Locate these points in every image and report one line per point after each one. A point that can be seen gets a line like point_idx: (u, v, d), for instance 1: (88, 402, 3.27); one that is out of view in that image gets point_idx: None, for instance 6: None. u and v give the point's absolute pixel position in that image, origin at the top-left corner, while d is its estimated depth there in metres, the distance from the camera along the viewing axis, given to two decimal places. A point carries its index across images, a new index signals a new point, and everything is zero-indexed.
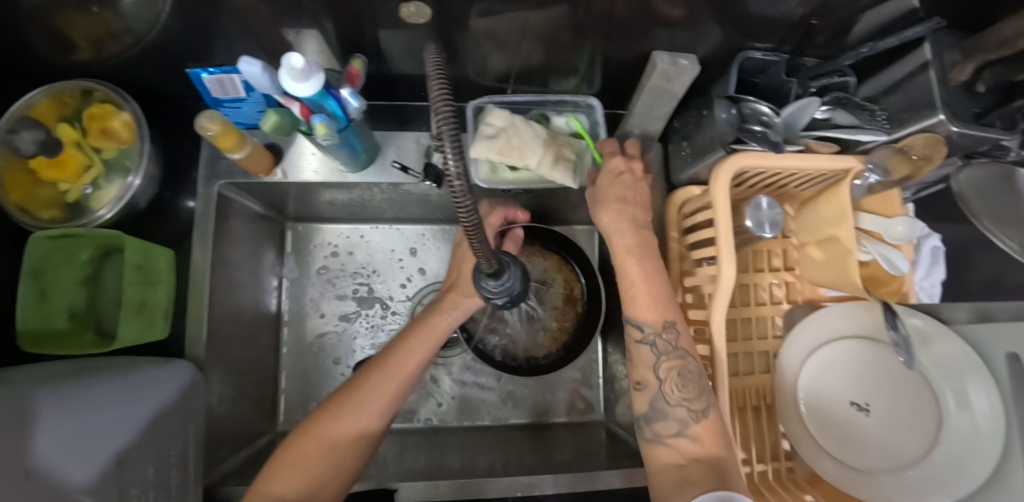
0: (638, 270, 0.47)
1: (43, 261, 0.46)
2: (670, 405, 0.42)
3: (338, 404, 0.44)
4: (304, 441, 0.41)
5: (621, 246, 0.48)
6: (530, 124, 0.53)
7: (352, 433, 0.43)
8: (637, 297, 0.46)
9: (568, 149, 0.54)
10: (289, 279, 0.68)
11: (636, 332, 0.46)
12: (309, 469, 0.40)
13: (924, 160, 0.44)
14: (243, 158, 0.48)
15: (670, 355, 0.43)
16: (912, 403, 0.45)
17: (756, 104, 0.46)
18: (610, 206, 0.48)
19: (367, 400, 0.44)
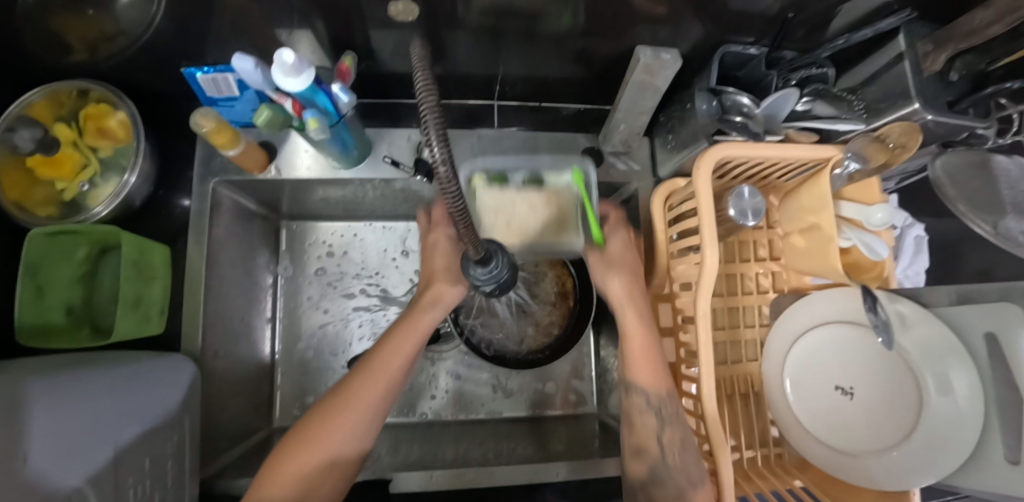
0: (642, 337, 0.50)
1: (41, 258, 0.46)
2: (670, 474, 0.44)
3: (330, 407, 0.43)
4: (296, 452, 0.40)
5: (629, 315, 0.51)
6: (523, 196, 0.50)
7: (346, 435, 0.42)
8: (637, 364, 0.49)
9: (567, 214, 0.51)
10: (284, 277, 0.68)
11: (639, 401, 0.48)
12: (304, 474, 0.40)
13: (901, 148, 0.45)
14: (237, 155, 0.49)
15: (674, 424, 0.46)
16: (897, 386, 0.45)
17: (737, 96, 0.46)
18: (620, 275, 0.53)
19: (357, 401, 0.43)
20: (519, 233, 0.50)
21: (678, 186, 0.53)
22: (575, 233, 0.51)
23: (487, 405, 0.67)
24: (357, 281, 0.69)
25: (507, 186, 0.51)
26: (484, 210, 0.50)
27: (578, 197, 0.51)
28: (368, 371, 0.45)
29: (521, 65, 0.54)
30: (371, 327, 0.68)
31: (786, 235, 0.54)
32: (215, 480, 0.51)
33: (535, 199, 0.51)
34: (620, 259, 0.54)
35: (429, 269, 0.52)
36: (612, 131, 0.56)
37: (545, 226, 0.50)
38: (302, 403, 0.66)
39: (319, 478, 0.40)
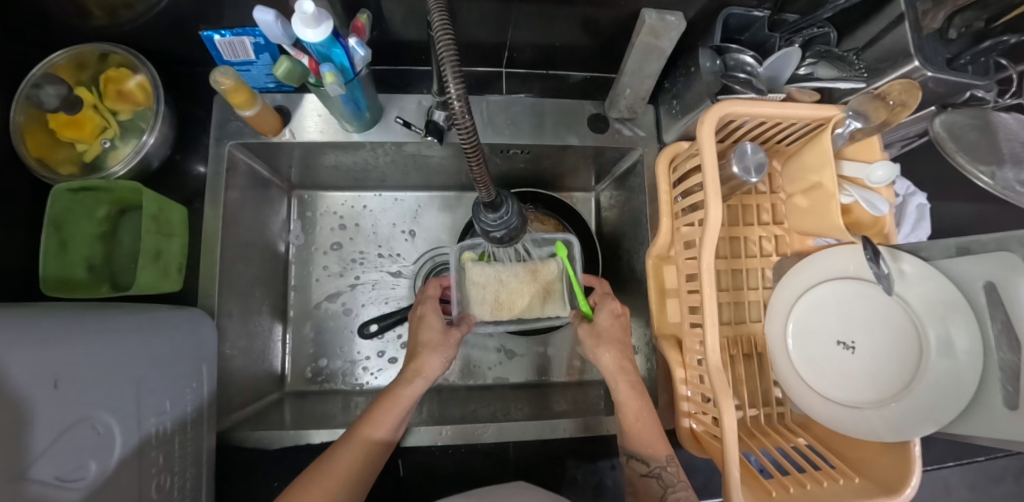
0: (639, 409, 0.49)
1: (64, 213, 0.48)
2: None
3: (309, 479, 0.41)
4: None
5: (625, 385, 0.50)
6: (509, 267, 0.59)
7: None
8: (634, 433, 0.49)
9: (550, 284, 0.59)
10: (296, 245, 0.70)
11: (642, 466, 0.48)
12: None
13: (900, 106, 0.45)
14: (253, 116, 0.50)
15: (678, 488, 0.45)
16: (898, 339, 0.46)
17: (740, 55, 0.48)
18: (613, 346, 0.52)
19: (331, 480, 0.41)
20: (508, 304, 0.58)
21: (682, 148, 0.54)
22: (561, 305, 0.59)
23: (494, 372, 0.68)
24: (366, 250, 0.70)
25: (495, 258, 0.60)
26: (476, 285, 0.58)
27: (560, 269, 0.60)
28: (349, 447, 0.44)
29: (528, 34, 0.55)
30: (380, 296, 0.69)
31: (789, 197, 0.55)
32: (229, 433, 0.53)
33: (522, 272, 0.59)
34: (610, 332, 0.53)
35: (421, 343, 0.52)
36: (619, 97, 0.57)
37: (533, 298, 0.58)
38: (313, 367, 0.67)
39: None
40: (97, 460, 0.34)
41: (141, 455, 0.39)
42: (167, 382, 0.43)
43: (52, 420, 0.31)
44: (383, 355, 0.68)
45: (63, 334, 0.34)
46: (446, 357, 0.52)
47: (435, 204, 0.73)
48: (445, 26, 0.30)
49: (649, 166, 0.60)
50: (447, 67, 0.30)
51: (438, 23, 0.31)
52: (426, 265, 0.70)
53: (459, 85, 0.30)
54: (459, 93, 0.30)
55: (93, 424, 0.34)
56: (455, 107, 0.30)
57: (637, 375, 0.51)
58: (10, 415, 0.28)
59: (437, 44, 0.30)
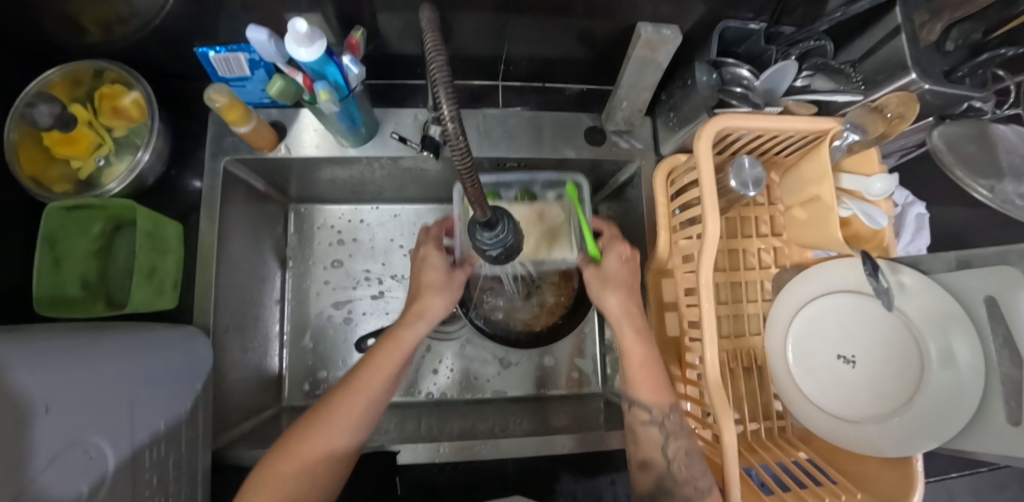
0: (643, 353, 0.48)
1: (58, 230, 0.47)
2: (677, 482, 0.43)
3: (316, 418, 0.43)
4: (283, 455, 0.41)
5: (629, 329, 0.50)
6: (514, 209, 0.57)
7: (322, 451, 0.42)
8: (637, 377, 0.48)
9: (557, 223, 0.57)
10: (293, 258, 0.69)
11: (643, 414, 0.47)
12: (280, 489, 0.39)
13: (899, 118, 0.45)
14: (248, 132, 0.50)
15: (678, 437, 0.45)
16: (899, 355, 0.46)
17: (737, 68, 0.47)
18: (618, 290, 0.52)
19: (341, 422, 0.43)
20: None
21: (680, 161, 0.54)
22: (568, 248, 0.57)
23: (492, 384, 0.68)
24: (363, 264, 0.70)
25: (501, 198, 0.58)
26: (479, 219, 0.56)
27: (568, 211, 0.58)
28: (353, 387, 0.44)
29: (524, 46, 0.55)
30: (377, 309, 0.69)
31: (787, 209, 0.54)
32: (224, 451, 0.52)
33: (528, 214, 0.57)
34: (619, 277, 0.53)
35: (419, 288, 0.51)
36: (615, 109, 0.57)
37: (538, 240, 0.56)
38: (311, 380, 0.67)
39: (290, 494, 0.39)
40: (91, 487, 0.33)
41: (133, 478, 0.38)
42: (159, 403, 0.42)
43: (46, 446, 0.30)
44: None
45: (59, 360, 0.35)
46: (451, 299, 0.51)
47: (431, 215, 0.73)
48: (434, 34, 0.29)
49: (646, 179, 0.59)
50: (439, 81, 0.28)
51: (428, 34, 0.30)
52: None
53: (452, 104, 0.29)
54: (451, 114, 0.28)
55: (86, 449, 0.33)
56: (448, 127, 0.29)
57: (641, 320, 0.51)
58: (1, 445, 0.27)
59: (427, 62, 0.28)
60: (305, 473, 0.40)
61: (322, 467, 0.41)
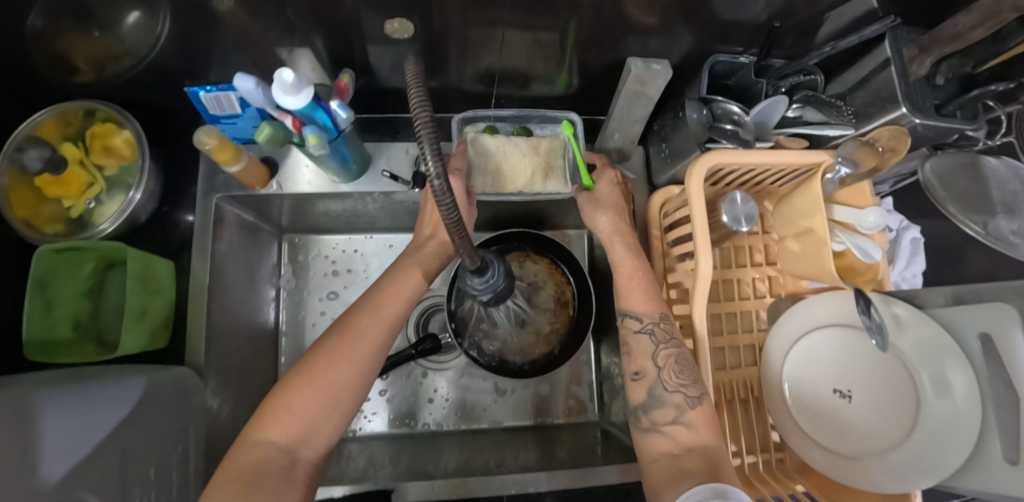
0: (635, 266, 0.49)
1: (48, 272, 0.47)
2: (667, 392, 0.42)
3: (334, 342, 0.41)
4: (303, 378, 0.38)
5: (620, 245, 0.50)
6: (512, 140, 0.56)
7: (350, 375, 0.40)
8: (630, 290, 0.48)
9: (554, 157, 0.56)
10: (286, 289, 0.69)
11: (634, 323, 0.46)
12: (300, 412, 0.37)
13: (890, 152, 0.45)
14: (239, 171, 0.50)
15: (667, 343, 0.44)
16: (894, 390, 0.46)
17: (727, 104, 0.48)
18: (610, 211, 0.52)
19: (364, 344, 0.41)
20: (508, 176, 0.55)
21: (673, 193, 0.54)
22: (562, 181, 0.56)
23: (489, 413, 0.68)
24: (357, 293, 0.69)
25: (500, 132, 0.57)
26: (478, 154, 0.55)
27: (563, 145, 0.57)
28: (371, 310, 0.43)
29: (515, 77, 0.55)
30: None
31: (780, 240, 0.54)
32: None
33: (525, 146, 0.56)
34: (610, 194, 0.53)
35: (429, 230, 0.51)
36: (607, 141, 0.57)
37: (533, 172, 0.56)
38: None
39: (318, 415, 0.38)
40: None
41: None
42: (149, 448, 0.42)
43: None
44: (381, 396, 0.67)
45: (41, 415, 0.34)
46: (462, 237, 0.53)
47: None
48: (417, 75, 0.28)
49: (640, 210, 0.59)
50: (421, 127, 0.26)
51: (411, 76, 0.29)
52: (420, 307, 0.70)
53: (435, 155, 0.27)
54: (438, 168, 0.27)
55: None
56: (434, 183, 0.28)
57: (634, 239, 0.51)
58: None
59: (410, 106, 0.27)
60: (335, 393, 0.39)
61: (349, 391, 0.40)
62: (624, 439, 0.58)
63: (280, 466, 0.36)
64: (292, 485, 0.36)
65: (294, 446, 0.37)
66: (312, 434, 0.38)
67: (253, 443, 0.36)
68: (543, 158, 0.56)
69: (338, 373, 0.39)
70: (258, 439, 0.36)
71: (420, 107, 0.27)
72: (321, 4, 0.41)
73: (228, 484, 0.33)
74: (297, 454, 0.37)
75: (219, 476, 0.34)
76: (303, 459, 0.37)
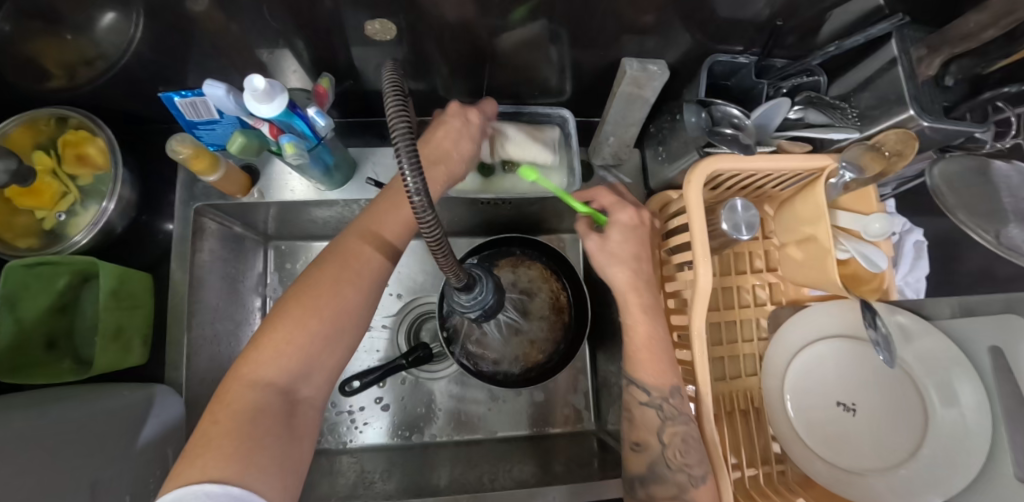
0: (648, 330, 0.45)
1: (19, 289, 0.45)
2: (670, 470, 0.41)
3: (323, 275, 0.39)
4: (292, 312, 0.36)
5: (636, 306, 0.46)
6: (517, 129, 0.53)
7: (349, 312, 0.38)
8: (640, 359, 0.45)
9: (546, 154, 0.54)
10: (273, 298, 0.66)
11: (641, 394, 0.44)
12: (296, 340, 0.35)
13: (897, 157, 0.43)
14: (219, 180, 0.48)
15: (676, 421, 0.42)
16: (899, 404, 0.44)
17: (727, 107, 0.45)
18: (625, 264, 0.47)
19: (357, 276, 0.40)
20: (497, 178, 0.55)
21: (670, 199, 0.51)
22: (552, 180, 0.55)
23: (485, 422, 0.66)
24: None
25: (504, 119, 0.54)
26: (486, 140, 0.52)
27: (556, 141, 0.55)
28: (358, 238, 0.42)
29: (506, 79, 0.53)
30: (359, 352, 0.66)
31: (782, 246, 0.52)
32: None
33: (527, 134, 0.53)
34: (628, 234, 0.48)
35: (438, 151, 0.46)
36: (602, 145, 0.55)
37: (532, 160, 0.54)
38: None
39: (316, 349, 0.36)
40: None
41: None
42: (123, 476, 0.40)
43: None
44: (377, 404, 0.66)
45: None
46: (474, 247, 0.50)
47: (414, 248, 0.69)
48: (393, 77, 0.25)
49: None
50: (398, 141, 0.23)
51: (387, 79, 0.26)
52: (410, 315, 0.67)
53: (417, 170, 0.24)
54: (418, 185, 0.24)
55: None
56: (414, 201, 0.24)
57: (650, 297, 0.47)
58: None
59: (385, 113, 0.25)
60: (333, 325, 0.37)
61: (345, 326, 0.38)
62: (621, 451, 0.57)
63: (280, 408, 0.33)
64: (294, 431, 0.33)
65: (290, 386, 0.34)
66: (308, 372, 0.35)
67: (242, 386, 0.32)
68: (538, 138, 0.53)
69: (332, 307, 0.37)
70: (248, 380, 0.33)
71: (397, 115, 0.24)
72: (299, 5, 0.39)
73: (223, 438, 0.29)
74: (296, 396, 0.34)
75: (207, 422, 0.31)
76: (302, 401, 0.35)
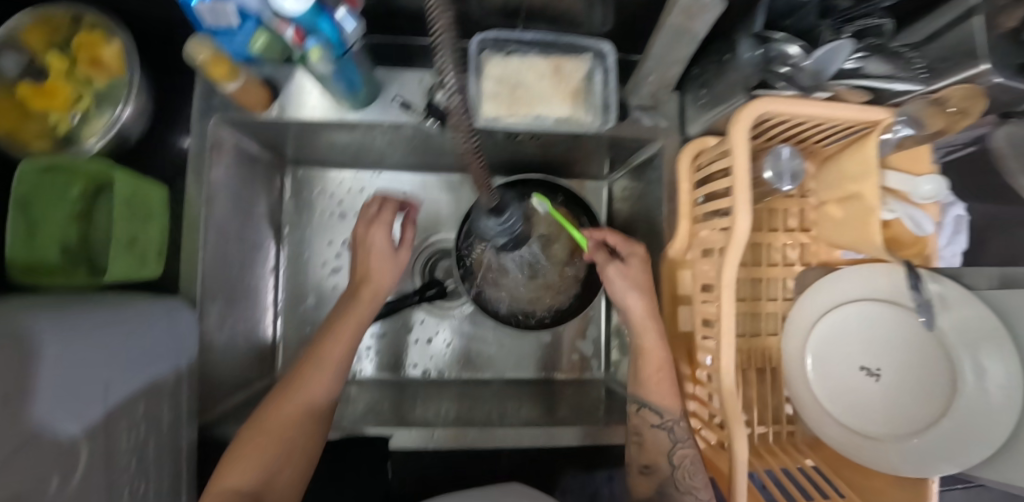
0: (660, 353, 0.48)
1: (32, 191, 0.44)
2: (680, 492, 0.45)
3: (295, 378, 0.46)
4: (246, 439, 0.42)
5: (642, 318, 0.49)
6: (527, 62, 0.49)
7: (309, 403, 0.45)
8: (649, 381, 0.48)
9: (576, 77, 0.49)
10: (290, 225, 0.69)
11: (653, 416, 0.48)
12: (259, 456, 0.41)
13: (960, 113, 0.42)
14: (237, 90, 0.45)
15: (685, 444, 0.46)
16: (925, 372, 0.43)
17: (784, 46, 0.41)
18: (635, 293, 0.49)
19: (321, 372, 0.47)
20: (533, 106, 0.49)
21: (708, 145, 0.49)
22: (591, 112, 0.50)
23: (493, 363, 0.66)
24: (353, 215, 0.70)
25: (517, 49, 0.49)
26: (491, 73, 0.49)
27: (589, 64, 0.50)
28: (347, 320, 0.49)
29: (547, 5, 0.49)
30: None
31: (821, 205, 0.50)
32: (211, 428, 0.50)
33: (542, 66, 0.49)
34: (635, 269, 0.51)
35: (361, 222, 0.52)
36: (642, 84, 0.50)
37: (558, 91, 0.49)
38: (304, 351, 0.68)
39: (266, 468, 0.40)
40: (60, 476, 0.31)
41: (108, 463, 0.36)
42: (136, 382, 0.40)
43: (23, 427, 0.28)
44: (393, 329, 0.66)
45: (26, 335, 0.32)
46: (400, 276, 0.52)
47: (430, 182, 0.70)
48: None
49: (669, 161, 0.54)
50: (439, 29, 0.21)
51: None
52: (425, 252, 0.69)
53: (455, 69, 0.24)
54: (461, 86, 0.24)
55: (59, 438, 0.32)
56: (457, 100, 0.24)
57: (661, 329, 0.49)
58: None
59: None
60: (267, 453, 0.41)
61: (281, 444, 0.42)
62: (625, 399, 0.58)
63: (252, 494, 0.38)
64: None
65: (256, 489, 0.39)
66: (268, 477, 0.40)
67: (211, 497, 0.37)
68: (556, 63, 0.49)
69: (264, 441, 0.42)
70: (215, 491, 0.38)
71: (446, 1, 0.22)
72: None
73: None
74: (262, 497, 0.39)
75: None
76: (268, 497, 0.39)
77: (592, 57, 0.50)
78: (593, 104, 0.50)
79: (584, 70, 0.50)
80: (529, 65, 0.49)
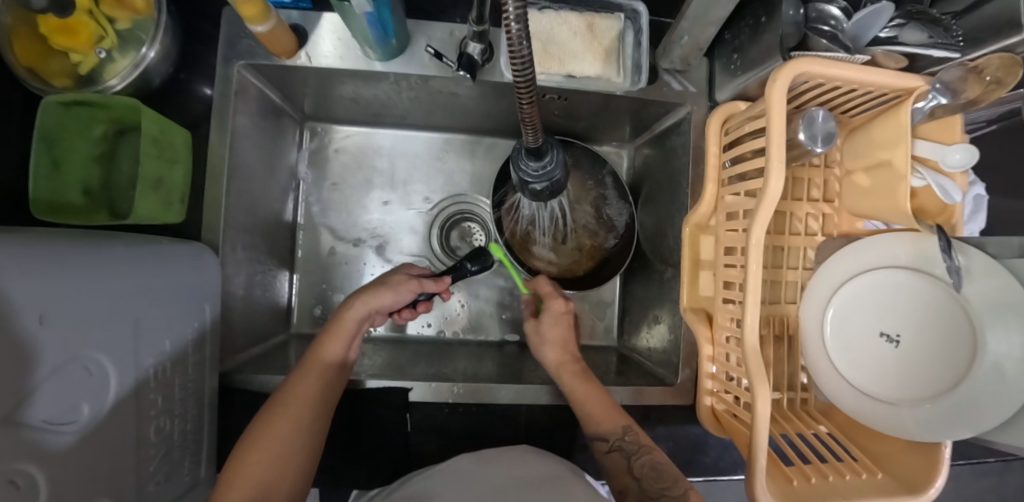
0: (588, 388, 0.49)
1: (55, 129, 0.43)
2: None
3: (284, 393, 0.44)
4: (239, 456, 0.39)
5: (571, 374, 0.51)
6: (564, 17, 0.49)
7: (308, 406, 0.44)
8: (591, 410, 0.47)
9: (606, 38, 0.49)
10: (307, 182, 0.69)
11: (603, 443, 0.46)
12: (252, 474, 0.38)
13: (997, 84, 0.40)
14: (265, 33, 0.44)
15: (641, 453, 0.45)
16: (946, 340, 0.41)
17: (825, 5, 0.42)
18: (554, 345, 0.54)
19: (310, 386, 0.45)
20: (562, 63, 0.49)
21: (738, 110, 0.48)
22: (616, 71, 0.50)
23: (504, 328, 0.70)
24: (371, 176, 0.70)
25: (561, 3, 0.49)
26: (533, 25, 0.48)
27: (621, 24, 0.49)
28: (323, 376, 0.47)
29: None
30: (387, 246, 0.69)
31: (848, 174, 0.50)
32: (232, 375, 0.52)
33: (578, 23, 0.49)
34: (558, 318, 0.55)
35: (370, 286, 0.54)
36: (674, 44, 0.50)
37: (588, 51, 0.49)
38: (321, 306, 0.68)
39: (268, 482, 0.38)
40: (90, 403, 0.32)
41: (138, 397, 0.37)
42: (162, 320, 0.40)
43: (50, 351, 0.29)
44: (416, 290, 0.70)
45: (62, 261, 0.32)
46: (397, 301, 0.53)
47: (446, 143, 0.71)
48: None
49: (698, 125, 0.55)
50: None
51: None
52: (441, 216, 0.70)
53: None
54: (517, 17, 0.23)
55: (85, 364, 0.32)
56: (510, 30, 0.23)
57: (579, 364, 0.52)
58: (5, 353, 0.25)
59: None
60: (272, 461, 0.39)
61: (280, 453, 0.40)
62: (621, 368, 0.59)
63: None
64: None
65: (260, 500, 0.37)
66: (271, 489, 0.38)
67: None
68: (587, 22, 0.49)
69: (261, 451, 0.39)
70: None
71: None
72: None
73: None
74: None
75: None
76: None
77: (625, 17, 0.50)
78: (622, 65, 0.50)
79: (614, 29, 0.49)
80: (567, 21, 0.49)
